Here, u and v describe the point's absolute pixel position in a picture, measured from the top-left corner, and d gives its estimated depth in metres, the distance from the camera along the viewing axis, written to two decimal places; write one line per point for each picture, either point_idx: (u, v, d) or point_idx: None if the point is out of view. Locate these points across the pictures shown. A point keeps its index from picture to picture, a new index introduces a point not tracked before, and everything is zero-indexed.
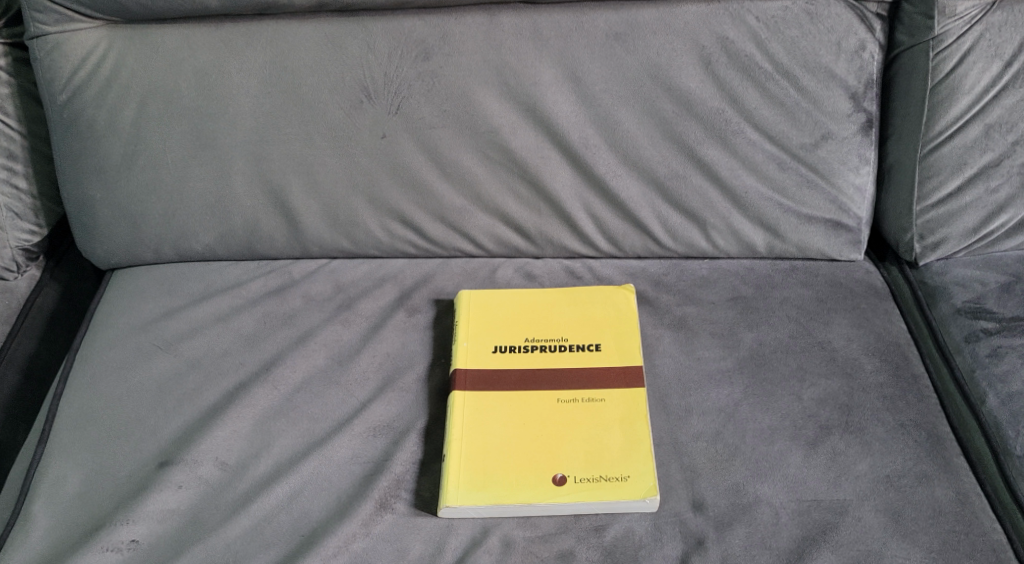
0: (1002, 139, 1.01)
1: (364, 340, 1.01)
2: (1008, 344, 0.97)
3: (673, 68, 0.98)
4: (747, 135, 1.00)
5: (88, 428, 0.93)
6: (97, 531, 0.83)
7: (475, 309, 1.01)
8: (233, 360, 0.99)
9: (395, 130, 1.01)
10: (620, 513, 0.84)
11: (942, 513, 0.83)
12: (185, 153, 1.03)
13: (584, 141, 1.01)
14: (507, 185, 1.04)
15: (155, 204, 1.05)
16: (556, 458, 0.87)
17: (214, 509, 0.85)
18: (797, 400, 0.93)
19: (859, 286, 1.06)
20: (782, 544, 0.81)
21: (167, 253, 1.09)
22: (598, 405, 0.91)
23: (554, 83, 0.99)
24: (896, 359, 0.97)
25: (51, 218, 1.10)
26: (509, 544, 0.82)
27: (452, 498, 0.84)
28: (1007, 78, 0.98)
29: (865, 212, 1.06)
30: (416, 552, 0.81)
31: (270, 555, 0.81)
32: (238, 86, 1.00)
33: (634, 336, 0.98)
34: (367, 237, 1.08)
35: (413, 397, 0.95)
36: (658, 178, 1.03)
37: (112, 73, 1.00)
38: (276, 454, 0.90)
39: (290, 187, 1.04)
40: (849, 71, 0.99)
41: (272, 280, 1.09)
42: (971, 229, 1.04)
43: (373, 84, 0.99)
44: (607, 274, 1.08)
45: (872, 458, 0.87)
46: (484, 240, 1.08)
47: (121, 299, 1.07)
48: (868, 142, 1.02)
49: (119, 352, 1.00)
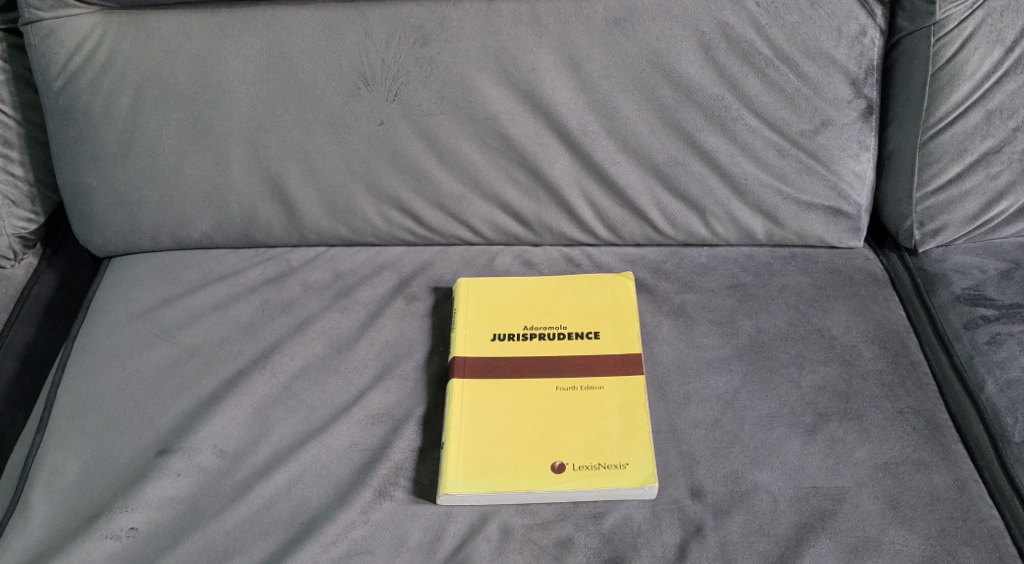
0: (1002, 125, 1.01)
1: (363, 327, 1.01)
2: (1007, 331, 0.97)
3: (673, 53, 0.97)
4: (747, 122, 1.00)
5: (87, 416, 0.93)
6: (96, 519, 0.83)
7: (475, 297, 1.01)
8: (232, 348, 0.99)
9: (393, 117, 1.01)
10: (620, 500, 0.84)
11: (940, 500, 0.83)
12: (182, 140, 1.02)
13: (583, 128, 1.01)
14: (507, 172, 1.04)
15: (152, 192, 1.04)
16: (555, 446, 0.87)
17: (213, 497, 0.85)
18: (796, 387, 0.93)
19: (859, 273, 1.06)
20: (781, 531, 0.81)
21: (165, 242, 1.09)
22: (598, 393, 0.91)
23: (553, 69, 0.98)
24: (895, 346, 0.97)
25: (48, 206, 1.09)
26: (508, 531, 0.82)
27: (451, 485, 0.84)
28: (1009, 64, 0.98)
29: (865, 199, 1.05)
30: (416, 540, 0.81)
31: (269, 543, 0.81)
32: (235, 73, 0.99)
33: (633, 324, 0.97)
34: (366, 224, 1.07)
35: (412, 385, 0.95)
36: (657, 165, 1.02)
37: (108, 59, 0.99)
38: (275, 442, 0.90)
39: (288, 174, 1.04)
40: (849, 57, 0.98)
41: (270, 268, 1.08)
42: (971, 215, 1.04)
43: (371, 70, 0.99)
44: (607, 262, 1.08)
45: (871, 445, 0.88)
46: (483, 227, 1.08)
47: (119, 288, 1.06)
48: (868, 128, 1.02)
49: (117, 340, 1.00)
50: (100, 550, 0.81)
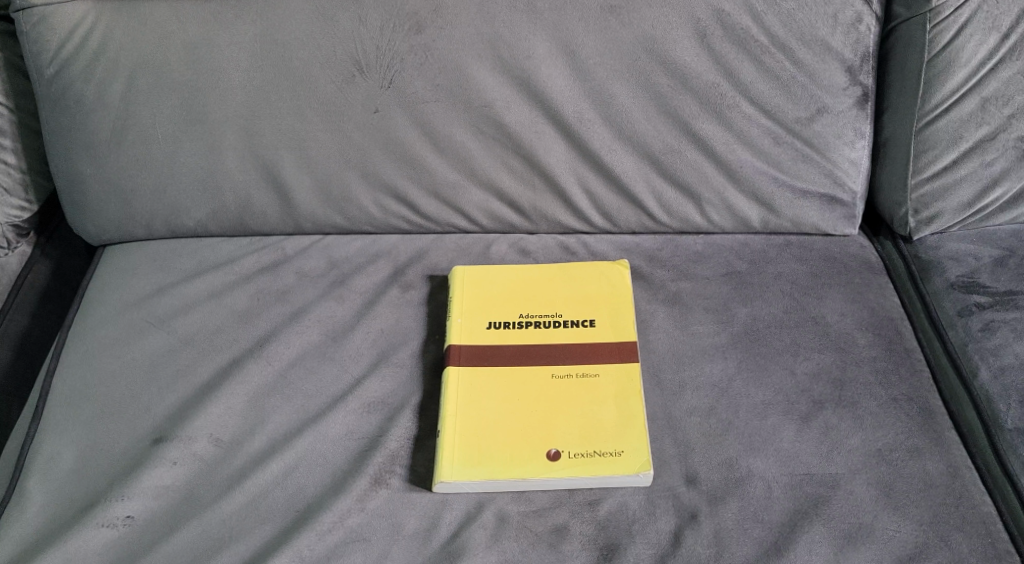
0: (998, 112, 1.00)
1: (358, 316, 1.01)
2: (1000, 318, 0.97)
3: (668, 40, 0.97)
4: (743, 109, 1.00)
5: (81, 405, 0.93)
6: (91, 508, 0.83)
7: (470, 285, 1.00)
8: (227, 336, 0.99)
9: (387, 105, 1.00)
10: (614, 488, 0.84)
11: (933, 486, 0.84)
12: (176, 127, 1.02)
13: (578, 115, 1.00)
14: (502, 160, 1.04)
15: (146, 179, 1.04)
16: (550, 433, 0.87)
17: (210, 485, 0.85)
18: (790, 374, 0.93)
19: (853, 261, 1.06)
20: (774, 517, 0.82)
21: (160, 230, 1.09)
22: (593, 381, 0.91)
23: (548, 57, 0.98)
24: (889, 333, 0.97)
25: (40, 194, 1.09)
26: (503, 519, 0.82)
27: (447, 473, 0.84)
28: (1004, 51, 0.98)
29: (860, 186, 1.05)
30: (411, 527, 0.82)
31: (265, 531, 0.82)
32: (228, 59, 0.99)
33: (628, 311, 0.97)
34: (361, 213, 1.07)
35: (407, 373, 0.95)
36: (652, 152, 1.02)
37: (100, 46, 0.98)
38: (271, 430, 0.90)
39: (282, 162, 1.03)
40: (845, 44, 0.98)
41: (265, 256, 1.08)
42: (966, 203, 1.04)
43: (365, 58, 0.98)
44: (602, 250, 1.08)
45: (864, 433, 0.88)
46: (478, 215, 1.08)
47: (113, 276, 1.06)
48: (864, 115, 1.02)
49: (112, 329, 1.00)
50: (97, 539, 0.81)
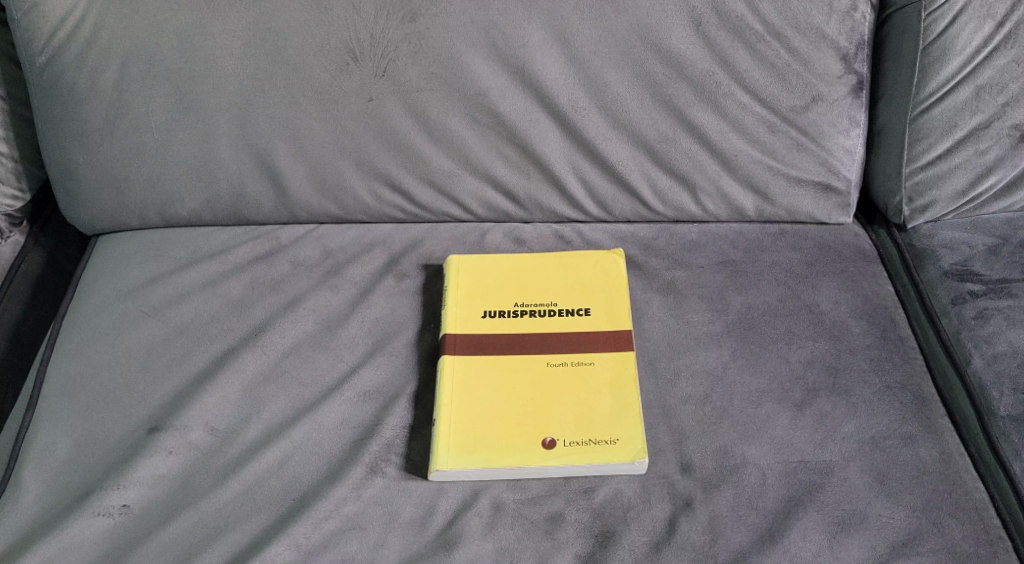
0: (992, 101, 1.00)
1: (353, 305, 1.01)
2: (993, 306, 0.98)
3: (663, 28, 0.96)
4: (738, 98, 1.00)
5: (76, 394, 0.93)
6: (86, 498, 0.83)
7: (465, 274, 1.00)
8: (222, 325, 0.99)
9: (381, 93, 1.00)
10: (609, 475, 0.85)
11: (926, 472, 0.85)
12: (170, 116, 1.01)
13: (573, 103, 1.00)
14: (497, 148, 1.03)
15: (140, 168, 1.03)
16: (545, 421, 0.87)
17: (205, 474, 0.85)
18: (785, 362, 0.94)
19: (848, 249, 1.06)
20: (769, 504, 0.82)
21: (153, 219, 1.08)
22: (588, 369, 0.91)
23: (543, 45, 0.97)
24: (883, 321, 0.98)
25: (33, 183, 1.08)
26: (499, 507, 0.82)
27: (442, 461, 0.84)
28: (999, 39, 0.98)
29: (855, 175, 1.06)
30: (407, 516, 0.82)
31: (261, 520, 0.82)
32: (222, 47, 0.98)
33: (623, 300, 0.97)
34: (356, 202, 1.07)
35: (402, 362, 0.95)
36: (646, 140, 1.02)
37: (92, 34, 0.97)
38: (266, 420, 0.90)
39: (276, 151, 1.03)
40: (841, 32, 0.98)
41: (259, 245, 1.08)
42: (959, 191, 1.04)
43: (360, 46, 0.98)
44: (597, 239, 1.08)
45: (858, 420, 0.88)
46: (473, 204, 1.08)
47: (107, 265, 1.06)
48: (858, 104, 1.02)
49: (107, 318, 1.00)
50: (92, 528, 0.81)
